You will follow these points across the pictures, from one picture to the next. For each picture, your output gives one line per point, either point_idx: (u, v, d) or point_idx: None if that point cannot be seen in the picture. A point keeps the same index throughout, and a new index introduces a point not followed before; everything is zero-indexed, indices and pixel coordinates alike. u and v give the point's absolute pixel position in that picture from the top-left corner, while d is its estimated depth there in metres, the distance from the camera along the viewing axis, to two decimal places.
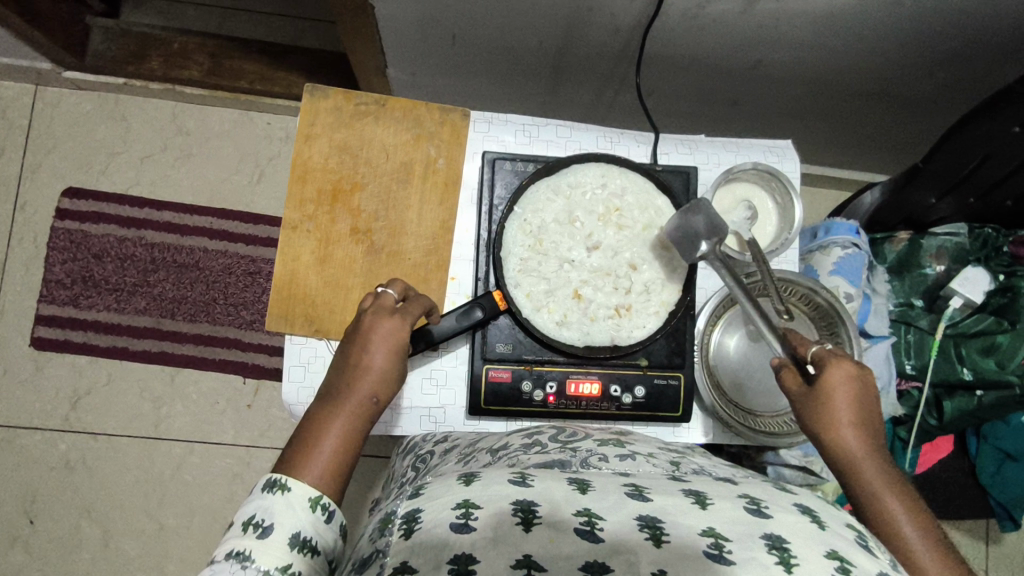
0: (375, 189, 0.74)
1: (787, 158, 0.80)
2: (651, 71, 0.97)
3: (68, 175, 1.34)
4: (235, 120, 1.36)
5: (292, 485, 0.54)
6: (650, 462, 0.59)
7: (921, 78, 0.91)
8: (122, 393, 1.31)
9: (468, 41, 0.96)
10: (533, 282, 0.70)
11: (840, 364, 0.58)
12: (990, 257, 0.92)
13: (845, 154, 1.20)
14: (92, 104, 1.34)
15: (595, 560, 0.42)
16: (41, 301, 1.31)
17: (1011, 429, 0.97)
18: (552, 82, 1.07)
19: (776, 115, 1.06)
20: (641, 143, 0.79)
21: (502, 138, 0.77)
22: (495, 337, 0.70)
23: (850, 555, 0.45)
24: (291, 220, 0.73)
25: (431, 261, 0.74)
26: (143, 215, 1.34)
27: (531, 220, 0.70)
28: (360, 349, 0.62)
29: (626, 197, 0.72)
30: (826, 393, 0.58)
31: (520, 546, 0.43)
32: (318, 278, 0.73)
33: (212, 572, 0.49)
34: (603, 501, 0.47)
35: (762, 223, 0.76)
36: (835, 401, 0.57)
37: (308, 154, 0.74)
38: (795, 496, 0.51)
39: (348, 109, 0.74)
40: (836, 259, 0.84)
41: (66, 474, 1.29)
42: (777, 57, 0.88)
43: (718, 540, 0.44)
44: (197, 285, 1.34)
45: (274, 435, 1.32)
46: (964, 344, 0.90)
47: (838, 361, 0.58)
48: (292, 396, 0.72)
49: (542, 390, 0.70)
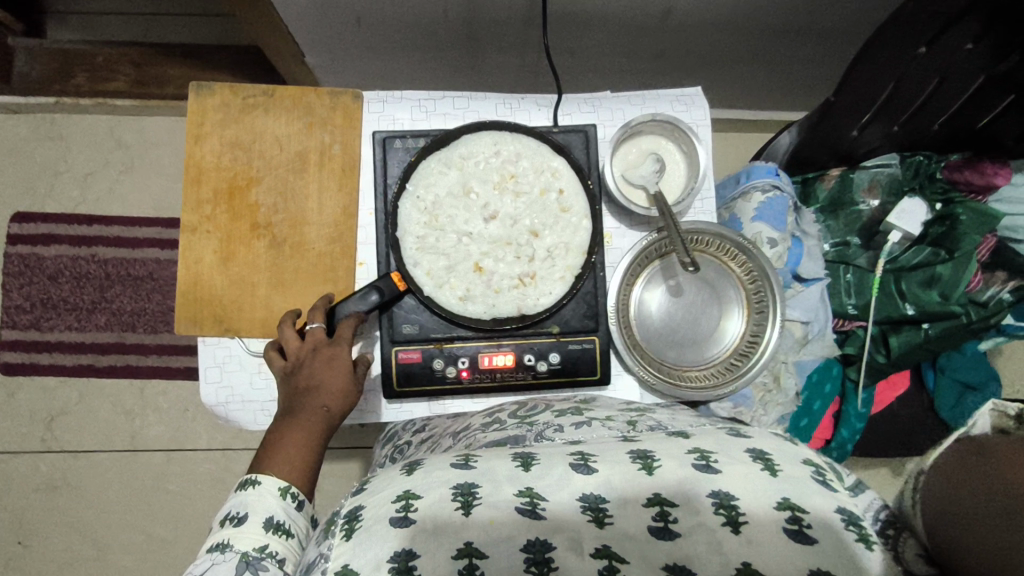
0: (270, 181, 0.73)
1: (694, 106, 0.78)
2: (562, 31, 0.94)
3: (14, 201, 1.34)
4: (173, 128, 1.35)
5: (263, 479, 0.58)
6: (606, 427, 0.59)
7: (839, 8, 0.88)
8: (95, 410, 1.33)
9: (373, 21, 0.94)
10: (432, 259, 0.68)
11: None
12: (924, 186, 0.90)
13: (785, 96, 1.17)
14: (28, 126, 1.32)
15: (536, 539, 0.43)
16: (4, 327, 1.33)
17: (966, 359, 1.00)
18: (471, 53, 1.04)
19: (703, 63, 1.04)
20: (542, 107, 0.77)
21: (396, 116, 0.76)
22: (401, 319, 0.69)
23: (800, 498, 0.46)
24: (189, 222, 0.72)
25: (336, 249, 0.74)
26: (92, 233, 1.34)
27: (424, 196, 0.69)
28: (307, 373, 0.63)
29: (520, 163, 0.70)
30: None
31: (462, 535, 0.43)
32: (224, 277, 0.72)
33: (197, 565, 0.53)
34: (547, 479, 0.47)
35: (671, 175, 0.75)
36: None
37: (200, 154, 0.73)
38: (748, 440, 0.51)
39: (235, 104, 0.73)
40: (756, 204, 0.82)
41: (52, 494, 1.31)
42: (685, 3, 0.86)
43: (663, 509, 0.45)
44: (155, 296, 1.34)
45: (248, 437, 1.34)
46: (906, 278, 0.89)
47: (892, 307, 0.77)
48: (212, 397, 0.73)
49: (454, 366, 0.69)
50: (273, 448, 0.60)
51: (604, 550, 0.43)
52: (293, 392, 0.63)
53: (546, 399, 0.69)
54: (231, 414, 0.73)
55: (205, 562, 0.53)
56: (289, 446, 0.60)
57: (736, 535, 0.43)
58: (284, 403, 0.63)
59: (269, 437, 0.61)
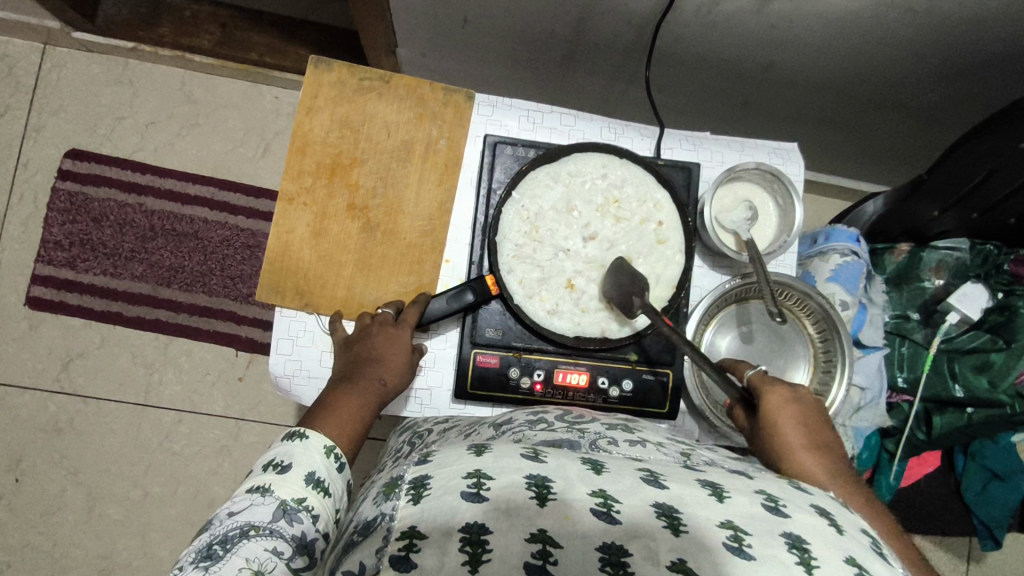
0: (374, 165, 0.74)
1: (791, 161, 0.79)
2: (661, 68, 0.95)
3: (72, 136, 1.30)
4: (243, 93, 1.32)
5: (310, 433, 0.59)
6: (661, 451, 0.53)
7: (938, 88, 0.90)
8: (115, 358, 1.26)
9: (479, 25, 0.92)
10: (527, 269, 0.69)
11: (775, 388, 0.62)
12: (990, 274, 0.91)
13: (849, 165, 1.20)
14: (101, 67, 1.31)
15: (612, 542, 0.38)
16: (38, 262, 1.27)
17: (999, 448, 0.96)
18: (561, 71, 1.03)
19: (786, 119, 1.05)
20: (645, 136, 0.78)
21: (505, 122, 0.76)
22: (486, 322, 0.70)
23: (867, 562, 0.40)
24: (287, 191, 0.72)
25: (426, 242, 0.74)
26: (144, 181, 1.30)
27: (529, 206, 0.70)
28: (368, 346, 0.67)
29: (625, 189, 0.72)
30: (770, 421, 0.60)
31: (536, 520, 0.38)
32: (312, 251, 0.72)
33: (234, 502, 0.53)
34: (619, 484, 0.42)
35: (761, 225, 0.75)
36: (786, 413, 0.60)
37: (309, 127, 0.73)
38: (811, 495, 0.46)
39: (351, 83, 0.74)
40: (834, 266, 0.83)
41: (56, 437, 1.23)
42: (787, 59, 0.87)
43: (737, 533, 0.39)
44: (195, 255, 1.29)
45: (264, 410, 1.27)
46: (958, 360, 0.91)
47: (768, 386, 0.62)
48: (279, 368, 0.72)
49: (529, 377, 0.70)
50: (326, 411, 0.62)
51: (681, 564, 0.37)
52: (353, 359, 0.67)
53: (594, 411, 0.62)
54: (295, 389, 0.72)
55: (244, 500, 0.53)
56: (342, 411, 0.62)
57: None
58: (343, 368, 0.66)
59: (326, 399, 0.63)
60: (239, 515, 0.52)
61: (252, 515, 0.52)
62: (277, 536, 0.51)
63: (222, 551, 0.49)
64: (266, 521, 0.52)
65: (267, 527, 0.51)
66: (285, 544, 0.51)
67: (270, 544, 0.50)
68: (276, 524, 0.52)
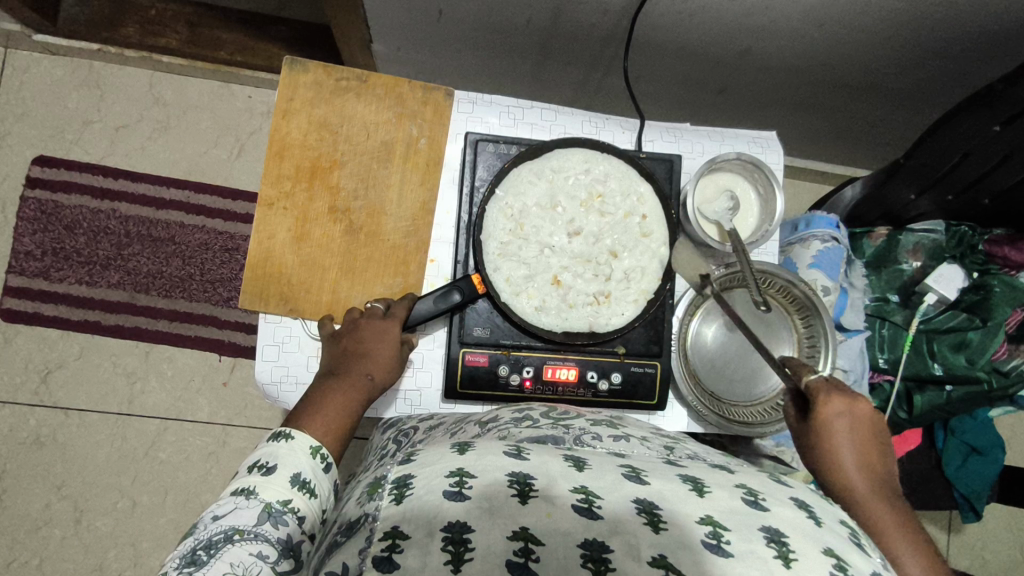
0: (354, 166, 0.73)
1: (770, 150, 0.80)
2: (639, 57, 0.94)
3: (39, 143, 1.26)
4: (215, 92, 1.29)
5: (297, 434, 0.58)
6: (645, 445, 0.53)
7: (912, 71, 0.91)
8: (95, 369, 1.23)
9: (455, 18, 0.89)
10: (513, 267, 0.69)
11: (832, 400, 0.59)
12: (965, 255, 0.95)
13: (826, 148, 1.22)
14: (65, 69, 1.27)
15: (594, 539, 0.38)
16: (10, 273, 1.23)
17: (977, 423, 1.02)
18: (538, 63, 1.01)
19: (765, 105, 1.06)
20: (626, 129, 0.78)
21: (486, 119, 0.76)
22: (473, 321, 0.70)
23: (844, 553, 0.41)
24: (267, 196, 0.71)
25: (410, 244, 0.73)
26: (118, 186, 1.27)
27: (512, 204, 0.70)
28: (356, 340, 0.66)
29: (609, 183, 0.72)
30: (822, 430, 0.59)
31: (518, 518, 0.38)
32: (295, 257, 0.72)
33: (221, 505, 0.53)
34: (600, 480, 0.42)
35: (744, 215, 0.75)
36: (840, 427, 0.59)
37: (286, 129, 0.72)
38: (789, 488, 0.46)
39: (328, 84, 0.72)
40: (815, 252, 0.85)
41: (36, 450, 1.21)
42: (765, 46, 0.87)
43: (716, 530, 0.39)
44: (173, 259, 1.27)
45: (251, 414, 1.26)
46: (937, 339, 0.93)
47: (827, 396, 0.59)
48: (266, 375, 0.71)
49: (518, 374, 0.70)
50: (311, 410, 0.61)
51: (661, 559, 0.37)
52: (341, 353, 0.66)
53: (579, 408, 0.63)
54: (282, 395, 0.71)
55: (229, 503, 0.53)
56: (328, 411, 0.62)
57: (787, 569, 0.37)
58: (330, 364, 0.66)
59: (310, 395, 0.63)
60: (224, 519, 0.52)
61: (237, 518, 0.52)
62: (261, 540, 0.51)
63: (206, 557, 0.49)
64: (251, 524, 0.52)
65: (251, 531, 0.51)
66: (270, 547, 0.51)
67: (254, 548, 0.50)
68: (261, 527, 0.52)
